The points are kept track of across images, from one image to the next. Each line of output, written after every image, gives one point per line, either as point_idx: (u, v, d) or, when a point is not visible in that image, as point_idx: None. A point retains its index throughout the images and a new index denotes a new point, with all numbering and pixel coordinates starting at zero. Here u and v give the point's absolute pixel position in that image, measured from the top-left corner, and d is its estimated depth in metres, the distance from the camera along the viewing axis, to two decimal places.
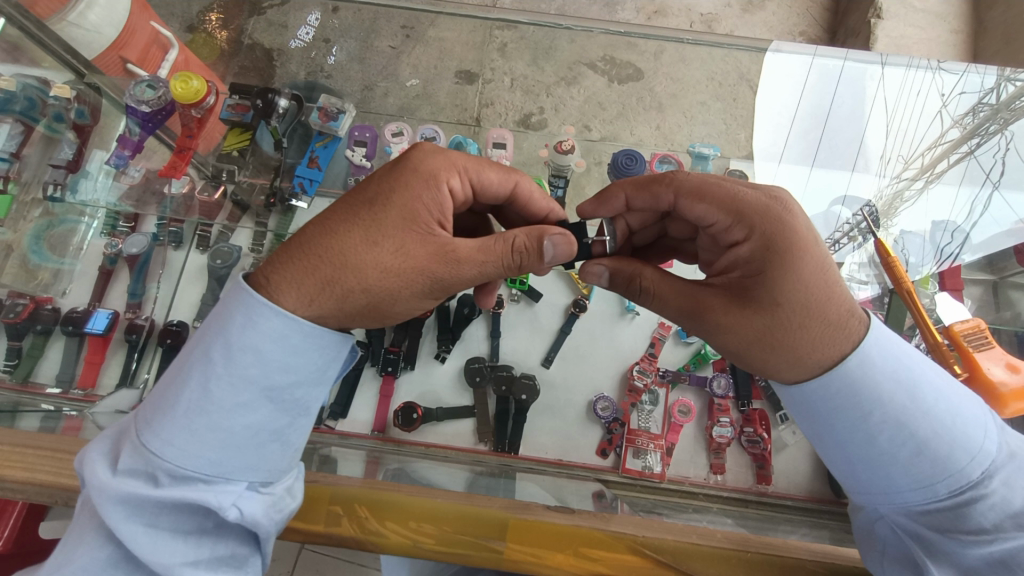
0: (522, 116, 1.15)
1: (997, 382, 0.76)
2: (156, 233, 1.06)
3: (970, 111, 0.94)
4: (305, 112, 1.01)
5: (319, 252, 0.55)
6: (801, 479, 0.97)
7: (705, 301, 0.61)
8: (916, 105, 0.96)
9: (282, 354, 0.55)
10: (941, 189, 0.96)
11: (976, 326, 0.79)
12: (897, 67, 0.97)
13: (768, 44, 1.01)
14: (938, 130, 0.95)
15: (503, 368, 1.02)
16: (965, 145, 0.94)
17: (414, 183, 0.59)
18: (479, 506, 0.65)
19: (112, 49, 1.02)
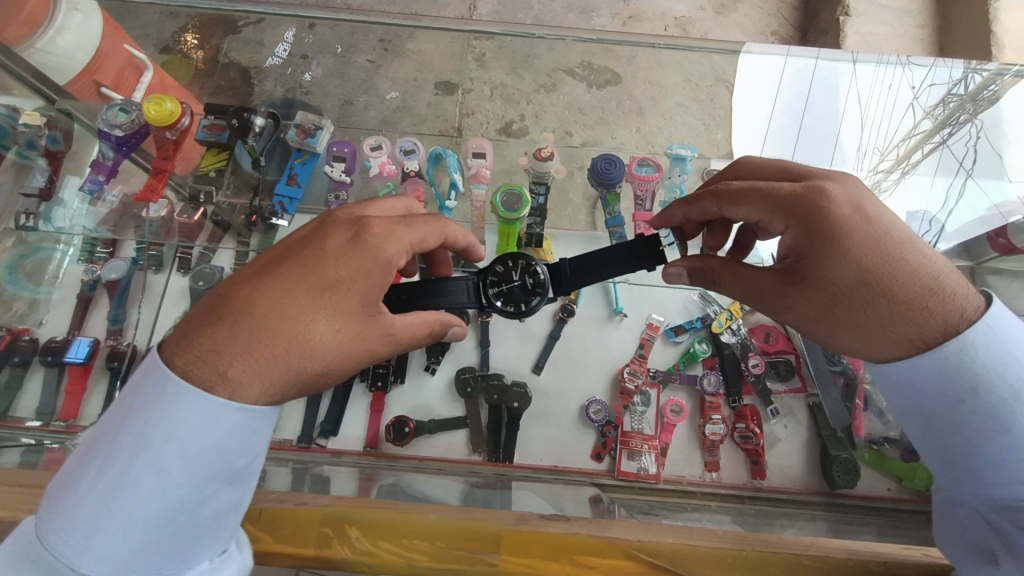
0: (503, 124, 1.15)
1: None
2: (137, 256, 1.05)
3: (940, 102, 0.97)
4: (282, 129, 1.02)
5: (279, 344, 0.50)
6: (794, 472, 0.97)
7: (763, 286, 0.64)
8: (886, 99, 0.98)
9: (243, 438, 0.50)
10: (916, 180, 0.98)
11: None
12: (867, 64, 0.99)
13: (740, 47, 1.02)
14: (911, 122, 0.98)
15: (494, 377, 1.02)
16: (937, 135, 0.98)
17: (375, 267, 0.56)
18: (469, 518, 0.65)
19: (85, 73, 1.00)
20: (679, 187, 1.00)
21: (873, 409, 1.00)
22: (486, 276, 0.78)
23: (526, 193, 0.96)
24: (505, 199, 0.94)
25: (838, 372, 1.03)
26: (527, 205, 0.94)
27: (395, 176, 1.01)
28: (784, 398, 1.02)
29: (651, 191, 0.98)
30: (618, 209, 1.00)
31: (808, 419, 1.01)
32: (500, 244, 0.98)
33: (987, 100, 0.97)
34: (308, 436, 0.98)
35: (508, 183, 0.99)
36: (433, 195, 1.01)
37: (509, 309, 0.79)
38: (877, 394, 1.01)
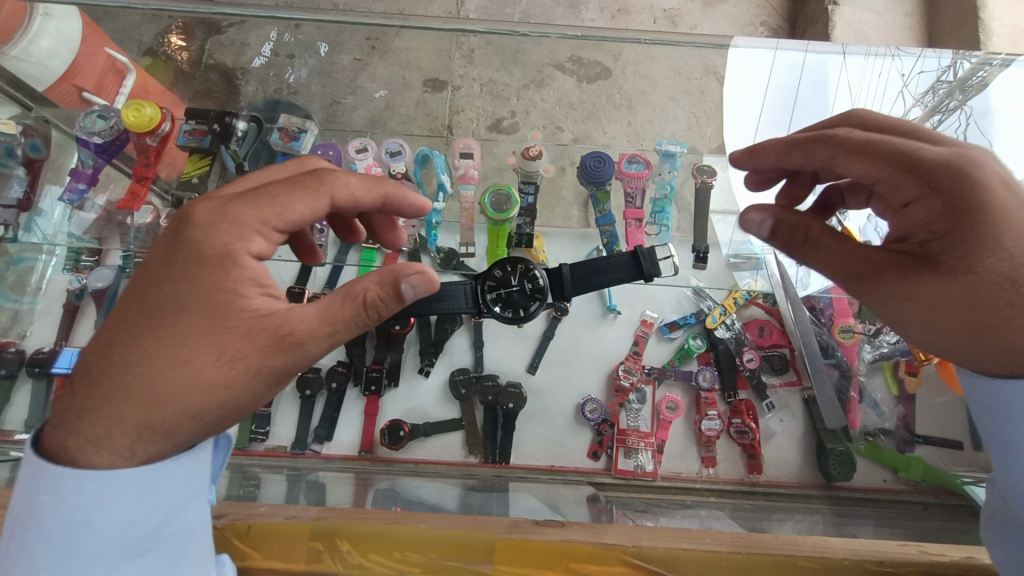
0: (494, 121, 1.14)
1: None
2: (122, 264, 1.01)
3: (930, 89, 0.97)
4: (265, 132, 1.00)
5: (127, 391, 0.48)
6: (791, 467, 0.97)
7: (879, 262, 0.58)
8: (876, 88, 0.98)
9: (139, 503, 0.49)
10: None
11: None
12: (857, 55, 0.98)
13: (731, 40, 1.01)
14: (902, 110, 0.97)
15: (487, 378, 1.01)
16: (928, 122, 0.97)
17: (212, 265, 0.51)
18: (459, 527, 0.64)
19: (64, 80, 0.99)
20: (670, 184, 1.00)
21: (868, 402, 1.00)
22: (485, 282, 0.79)
23: (515, 193, 0.96)
24: (494, 200, 0.95)
25: (833, 366, 1.00)
26: (516, 205, 0.95)
27: (382, 178, 0.99)
28: (780, 392, 1.03)
29: (641, 189, 0.97)
30: (609, 207, 0.99)
31: (803, 412, 1.01)
32: (490, 245, 0.97)
33: (975, 88, 0.97)
34: (302, 442, 0.98)
35: (497, 183, 0.98)
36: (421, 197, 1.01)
37: (508, 314, 0.79)
38: (870, 385, 1.01)
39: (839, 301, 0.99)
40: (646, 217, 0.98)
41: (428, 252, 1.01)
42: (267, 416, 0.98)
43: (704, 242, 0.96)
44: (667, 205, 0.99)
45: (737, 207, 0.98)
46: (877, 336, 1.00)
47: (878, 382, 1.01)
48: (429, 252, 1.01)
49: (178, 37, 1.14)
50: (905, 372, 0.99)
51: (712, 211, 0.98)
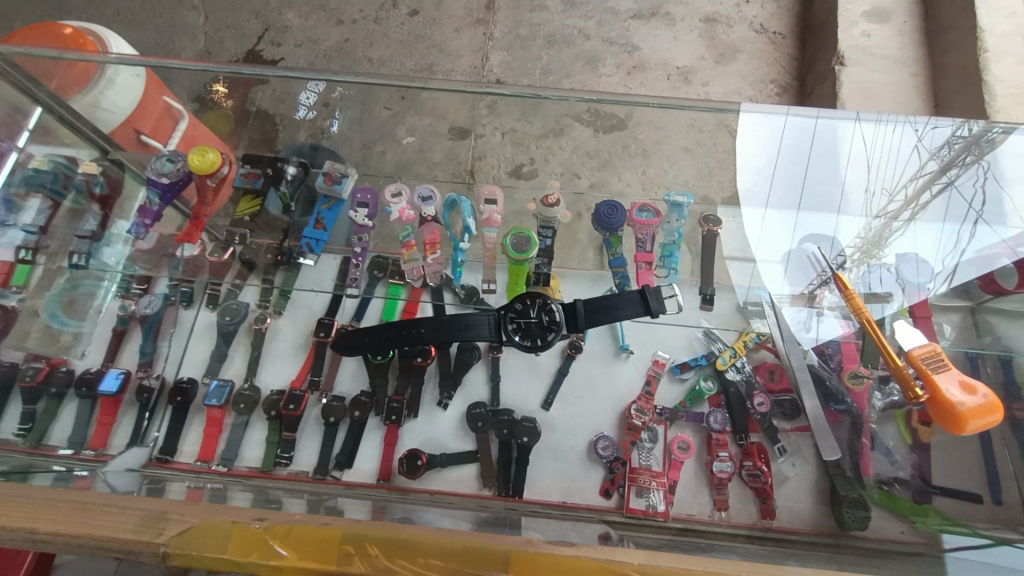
0: (513, 167, 1.23)
1: (956, 402, 0.75)
2: (167, 293, 1.12)
3: (946, 144, 1.01)
4: (310, 176, 1.12)
5: None
6: (805, 513, 0.97)
7: None
8: (890, 145, 1.03)
9: None
10: (925, 224, 1.02)
11: (932, 349, 0.80)
12: (870, 120, 1.04)
13: (741, 106, 1.06)
14: (918, 164, 1.02)
15: (504, 412, 1.04)
16: (944, 176, 1.02)
17: None
18: (485, 542, 0.56)
19: (127, 123, 1.11)
20: (678, 231, 1.10)
21: (880, 449, 1.00)
22: (507, 313, 0.84)
23: (534, 237, 1.06)
24: (515, 241, 1.05)
25: (843, 412, 1.01)
26: (535, 246, 1.04)
27: (413, 220, 1.08)
28: (791, 436, 1.04)
29: (650, 234, 1.07)
30: (621, 250, 1.07)
31: (816, 456, 1.02)
32: (510, 282, 1.04)
33: (992, 143, 1.01)
34: (323, 468, 1.02)
35: (518, 226, 1.07)
36: (448, 237, 1.08)
37: (526, 343, 0.84)
38: (882, 433, 1.01)
39: (847, 344, 0.97)
40: (657, 261, 1.06)
41: (452, 288, 1.05)
42: (291, 441, 1.04)
43: (710, 286, 1.06)
44: (675, 248, 1.08)
45: (752, 255, 1.05)
46: (887, 385, 0.97)
47: (891, 430, 1.01)
48: (454, 289, 1.05)
49: (223, 86, 1.14)
50: (917, 422, 0.97)
51: (723, 257, 1.07)
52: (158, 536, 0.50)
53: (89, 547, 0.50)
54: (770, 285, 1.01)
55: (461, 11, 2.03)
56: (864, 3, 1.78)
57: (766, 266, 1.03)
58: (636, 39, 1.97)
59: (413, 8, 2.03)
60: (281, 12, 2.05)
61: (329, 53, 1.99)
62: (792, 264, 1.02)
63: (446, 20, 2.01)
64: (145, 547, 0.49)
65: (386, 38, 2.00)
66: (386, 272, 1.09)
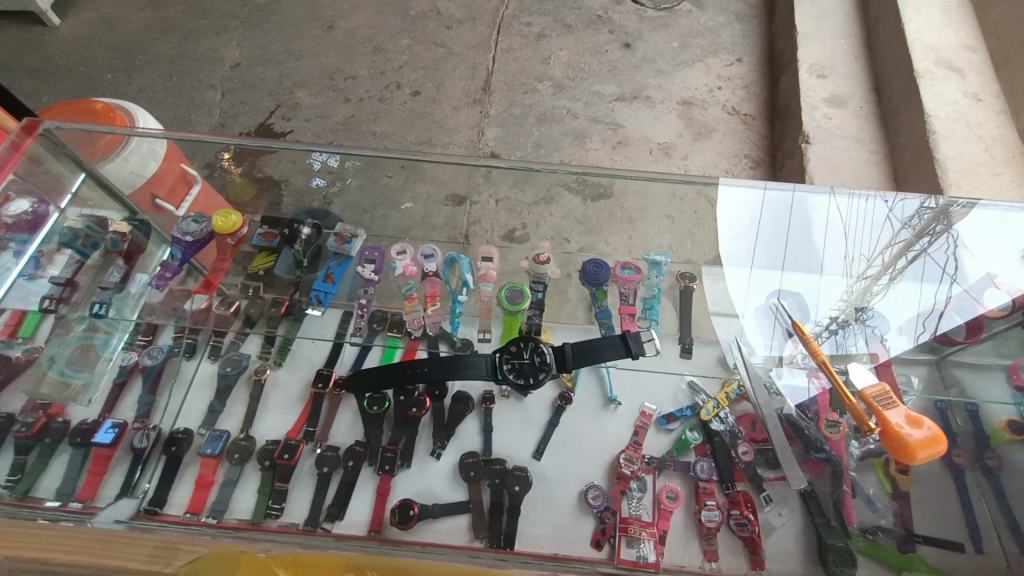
0: (506, 232, 1.31)
1: (905, 434, 0.86)
2: (171, 346, 1.17)
3: (916, 215, 1.14)
4: (322, 236, 1.21)
5: None
6: (794, 563, 0.98)
7: None
8: (866, 217, 1.16)
9: None
10: (904, 286, 1.13)
11: (882, 388, 0.92)
12: (842, 195, 1.17)
13: (721, 180, 1.21)
14: (891, 233, 1.15)
15: (496, 462, 1.07)
16: (917, 244, 1.14)
17: None
18: (478, 569, 0.67)
19: (145, 186, 1.22)
20: (657, 286, 1.19)
21: (861, 497, 1.03)
22: (502, 355, 0.90)
23: (527, 290, 1.14)
24: (509, 294, 1.12)
25: (824, 461, 1.05)
26: (528, 299, 1.12)
27: (415, 275, 1.17)
28: (776, 486, 1.05)
29: (632, 289, 1.16)
30: (607, 303, 1.16)
31: (801, 506, 1.04)
32: (504, 333, 1.10)
33: (958, 215, 1.12)
34: (315, 520, 1.01)
35: (512, 281, 1.16)
36: (447, 291, 1.16)
37: (519, 382, 0.89)
38: (863, 481, 1.04)
39: (822, 397, 1.03)
40: (639, 313, 1.15)
41: (447, 340, 1.10)
42: (284, 491, 1.05)
43: (689, 337, 1.15)
44: (655, 302, 1.17)
45: (736, 310, 1.15)
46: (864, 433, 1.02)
47: (872, 479, 1.04)
48: (450, 340, 1.10)
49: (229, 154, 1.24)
50: (895, 470, 1.01)
51: (710, 311, 1.17)
52: (167, 566, 0.57)
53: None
54: (748, 334, 1.12)
55: (460, 92, 2.25)
56: (821, 90, 2.01)
57: (749, 321, 1.13)
58: (619, 118, 2.18)
59: (416, 90, 2.25)
60: (294, 91, 2.25)
61: (337, 127, 2.17)
62: (765, 318, 1.13)
63: (446, 100, 2.22)
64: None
65: (390, 115, 2.19)
66: (384, 325, 1.15)
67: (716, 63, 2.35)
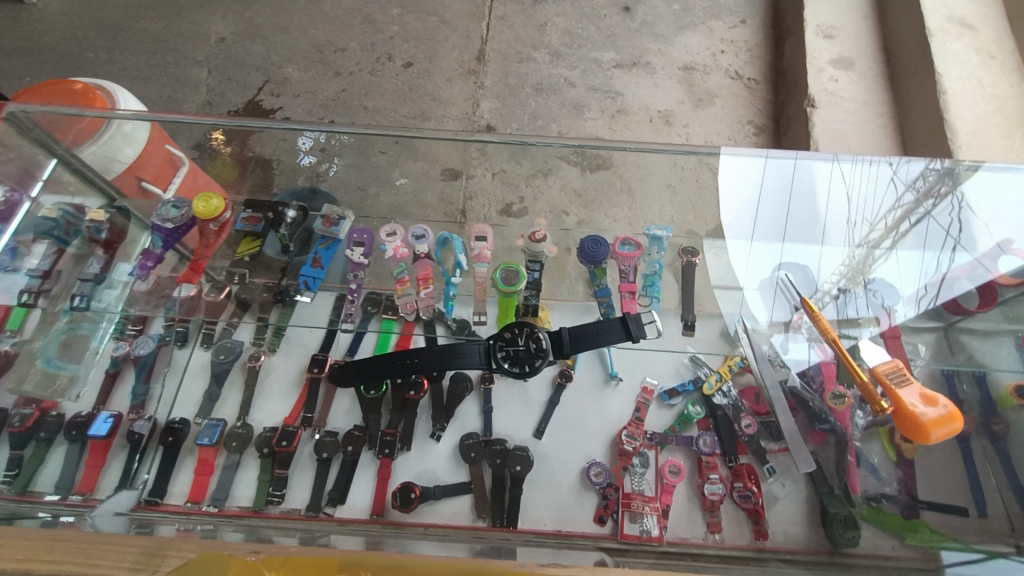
0: (503, 207, 1.25)
1: (919, 413, 0.85)
2: (162, 334, 1.15)
3: (920, 177, 1.10)
4: (308, 219, 1.17)
5: None
6: (797, 533, 0.97)
7: None
8: (869, 180, 1.11)
9: None
10: (906, 251, 1.09)
11: (894, 365, 0.90)
12: (846, 159, 1.13)
13: (722, 148, 1.16)
14: (895, 195, 1.10)
15: (497, 442, 1.06)
16: (920, 206, 1.10)
17: None
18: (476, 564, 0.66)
19: (129, 171, 1.17)
20: (658, 262, 1.16)
21: (866, 466, 1.02)
22: (496, 342, 0.88)
23: (522, 270, 1.11)
24: (504, 275, 1.10)
25: (827, 432, 1.04)
26: (523, 280, 1.09)
27: (406, 258, 1.14)
28: (779, 456, 1.04)
29: (632, 266, 1.13)
30: (606, 281, 1.13)
31: (806, 477, 1.03)
32: (500, 315, 1.08)
33: (962, 176, 1.09)
34: (317, 505, 1.01)
35: (507, 261, 1.13)
36: (440, 273, 1.14)
37: (515, 369, 0.87)
38: (867, 450, 1.03)
39: (826, 368, 1.01)
40: (640, 291, 1.12)
41: (444, 322, 1.09)
42: (284, 478, 1.04)
43: (692, 314, 1.11)
44: (656, 278, 1.14)
45: (738, 283, 1.12)
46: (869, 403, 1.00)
47: (875, 448, 1.03)
48: (445, 322, 1.09)
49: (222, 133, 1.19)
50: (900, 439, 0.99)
51: (712, 286, 1.13)
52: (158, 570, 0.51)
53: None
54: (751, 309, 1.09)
55: (454, 63, 2.16)
56: (828, 53, 1.93)
57: (751, 294, 1.10)
58: (618, 86, 2.10)
59: (408, 61, 2.17)
60: (282, 67, 2.17)
61: (327, 103, 2.10)
62: (769, 292, 1.09)
63: (439, 72, 2.14)
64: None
65: (381, 89, 2.11)
66: (379, 308, 1.11)
67: (719, 25, 2.25)
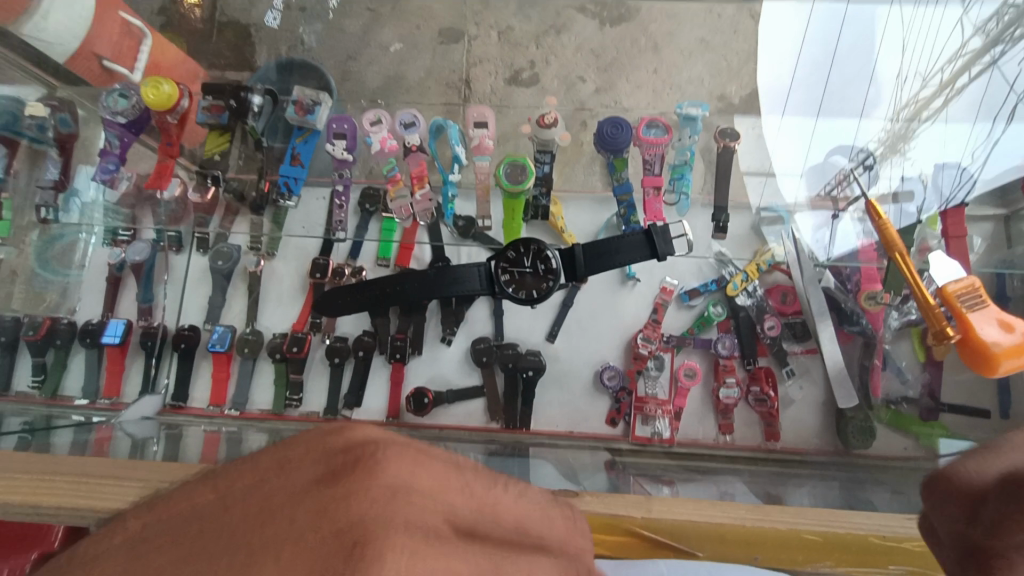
0: (511, 73, 1.11)
1: (991, 343, 0.71)
2: (157, 237, 1.07)
3: (993, 17, 0.92)
4: (279, 106, 1.02)
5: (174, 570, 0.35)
6: (810, 433, 0.98)
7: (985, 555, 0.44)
8: (929, 27, 0.95)
9: None
10: (959, 112, 0.93)
11: (971, 283, 0.73)
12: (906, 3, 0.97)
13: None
14: (958, 43, 0.93)
15: (508, 346, 1.03)
16: (987, 55, 0.93)
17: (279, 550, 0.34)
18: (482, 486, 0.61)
19: (83, 51, 1.00)
20: (689, 149, 1.00)
21: (891, 368, 0.98)
22: (498, 262, 0.79)
23: (530, 164, 0.95)
24: (509, 171, 0.94)
25: (856, 333, 1.00)
26: (530, 177, 0.94)
27: (396, 152, 1.00)
28: (800, 358, 1.02)
29: (659, 155, 0.96)
30: (626, 175, 0.98)
31: (825, 377, 1.01)
32: (506, 218, 0.97)
33: None
34: (334, 409, 1.04)
35: (511, 153, 0.98)
36: (436, 168, 1.01)
37: (520, 295, 0.80)
38: (895, 352, 0.98)
39: (867, 268, 0.91)
40: (667, 183, 0.99)
41: (446, 223, 1.01)
42: (300, 382, 1.05)
43: (722, 210, 0.99)
44: (687, 170, 1.00)
45: (771, 166, 0.99)
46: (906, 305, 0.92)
47: (905, 348, 0.97)
48: (448, 224, 1.01)
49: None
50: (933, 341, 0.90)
51: (740, 171, 1.00)
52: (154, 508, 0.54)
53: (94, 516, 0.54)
54: (788, 198, 0.98)
55: None
56: None
57: (785, 180, 0.99)
58: None
59: None
60: None
61: None
62: (816, 176, 0.97)
63: None
64: None
65: None
66: (377, 207, 1.04)
67: None
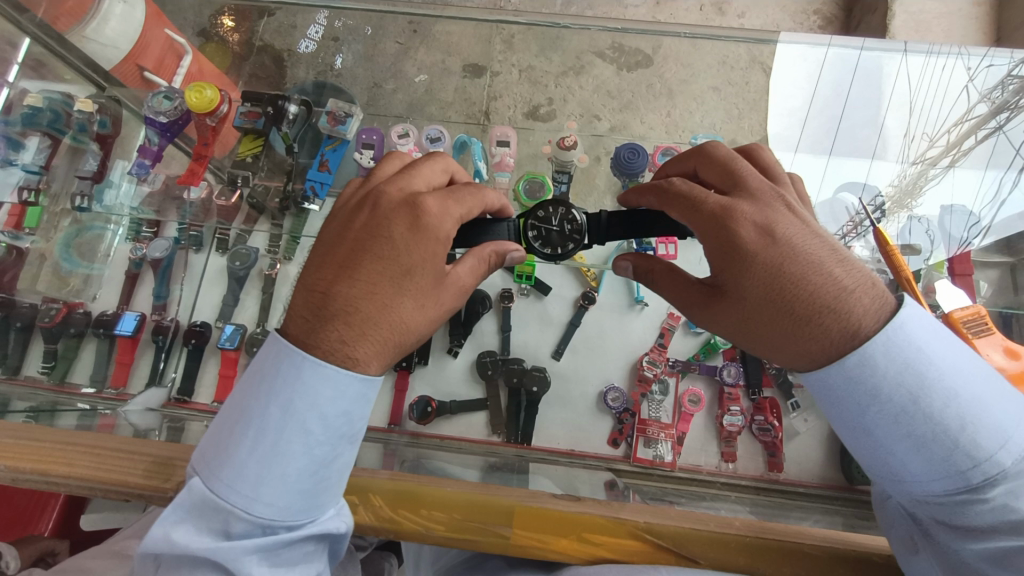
0: (530, 108, 1.17)
1: (997, 366, 0.78)
2: (178, 237, 1.12)
3: (999, 85, 0.93)
4: (313, 116, 1.06)
5: (366, 272, 0.54)
6: (813, 466, 0.97)
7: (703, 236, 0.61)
8: (938, 84, 0.96)
9: (337, 401, 0.52)
10: (966, 172, 0.96)
11: (976, 313, 0.82)
12: (917, 53, 0.97)
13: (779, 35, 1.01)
14: (964, 107, 0.95)
15: (514, 361, 1.04)
16: (993, 120, 0.94)
17: (439, 247, 0.58)
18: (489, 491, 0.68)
19: (129, 60, 1.07)
20: None
21: None
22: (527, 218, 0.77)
23: (548, 182, 1.01)
24: (528, 187, 1.00)
25: None
26: (548, 193, 0.99)
27: None
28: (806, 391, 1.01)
29: None
30: None
31: None
32: None
33: None
34: None
35: (531, 172, 1.02)
36: None
37: (546, 253, 0.77)
38: None
39: None
40: None
41: None
42: None
43: None
44: None
45: None
46: None
47: None
48: None
49: (230, 18, 1.20)
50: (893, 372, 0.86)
51: None
52: (166, 481, 0.61)
53: (118, 482, 0.61)
54: None
55: None
56: None
57: None
58: None
59: None
60: None
61: None
62: (828, 212, 0.95)
63: None
64: (154, 490, 0.60)
65: None
66: None
67: None
